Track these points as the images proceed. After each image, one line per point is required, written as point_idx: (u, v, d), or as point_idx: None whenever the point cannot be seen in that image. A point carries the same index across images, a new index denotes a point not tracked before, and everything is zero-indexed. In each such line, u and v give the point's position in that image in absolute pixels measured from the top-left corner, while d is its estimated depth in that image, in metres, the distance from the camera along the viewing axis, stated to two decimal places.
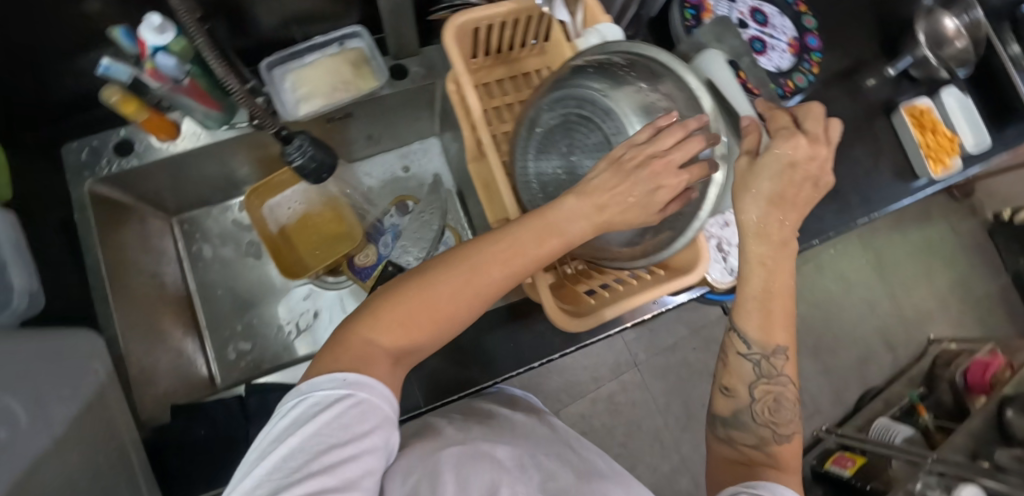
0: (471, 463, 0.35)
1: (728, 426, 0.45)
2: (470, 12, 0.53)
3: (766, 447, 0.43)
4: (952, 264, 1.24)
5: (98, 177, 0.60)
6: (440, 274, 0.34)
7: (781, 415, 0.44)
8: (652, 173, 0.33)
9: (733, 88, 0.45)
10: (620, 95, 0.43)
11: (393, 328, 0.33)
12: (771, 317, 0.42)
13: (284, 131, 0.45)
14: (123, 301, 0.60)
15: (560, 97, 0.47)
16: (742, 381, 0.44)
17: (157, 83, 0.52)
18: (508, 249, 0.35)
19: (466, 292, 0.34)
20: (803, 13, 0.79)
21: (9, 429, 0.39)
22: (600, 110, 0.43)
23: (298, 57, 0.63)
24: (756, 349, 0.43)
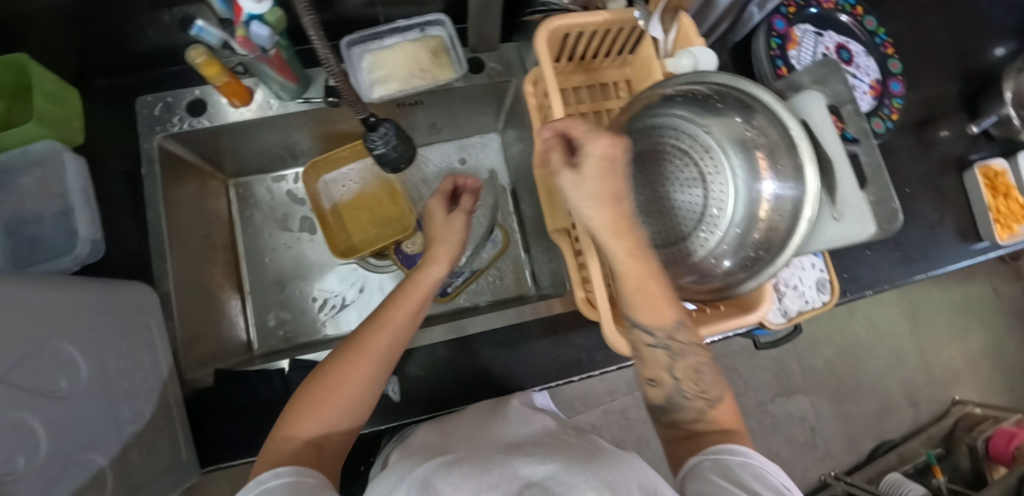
0: (451, 467, 0.31)
1: (668, 412, 0.47)
2: (569, 16, 0.53)
3: (704, 414, 0.45)
4: (988, 326, 1.21)
5: (169, 133, 0.60)
6: (336, 364, 0.45)
7: (704, 380, 0.45)
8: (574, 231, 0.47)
9: (829, 133, 0.47)
10: (724, 133, 0.50)
11: (308, 419, 0.42)
12: (647, 294, 0.41)
13: (372, 118, 0.44)
14: (177, 259, 0.61)
15: (660, 124, 0.53)
16: (662, 369, 0.45)
17: (244, 51, 0.50)
18: (388, 326, 0.47)
19: (359, 366, 0.45)
20: (890, 56, 0.77)
21: (68, 378, 0.40)
22: (701, 144, 0.51)
23: (378, 38, 0.62)
24: (660, 334, 0.43)
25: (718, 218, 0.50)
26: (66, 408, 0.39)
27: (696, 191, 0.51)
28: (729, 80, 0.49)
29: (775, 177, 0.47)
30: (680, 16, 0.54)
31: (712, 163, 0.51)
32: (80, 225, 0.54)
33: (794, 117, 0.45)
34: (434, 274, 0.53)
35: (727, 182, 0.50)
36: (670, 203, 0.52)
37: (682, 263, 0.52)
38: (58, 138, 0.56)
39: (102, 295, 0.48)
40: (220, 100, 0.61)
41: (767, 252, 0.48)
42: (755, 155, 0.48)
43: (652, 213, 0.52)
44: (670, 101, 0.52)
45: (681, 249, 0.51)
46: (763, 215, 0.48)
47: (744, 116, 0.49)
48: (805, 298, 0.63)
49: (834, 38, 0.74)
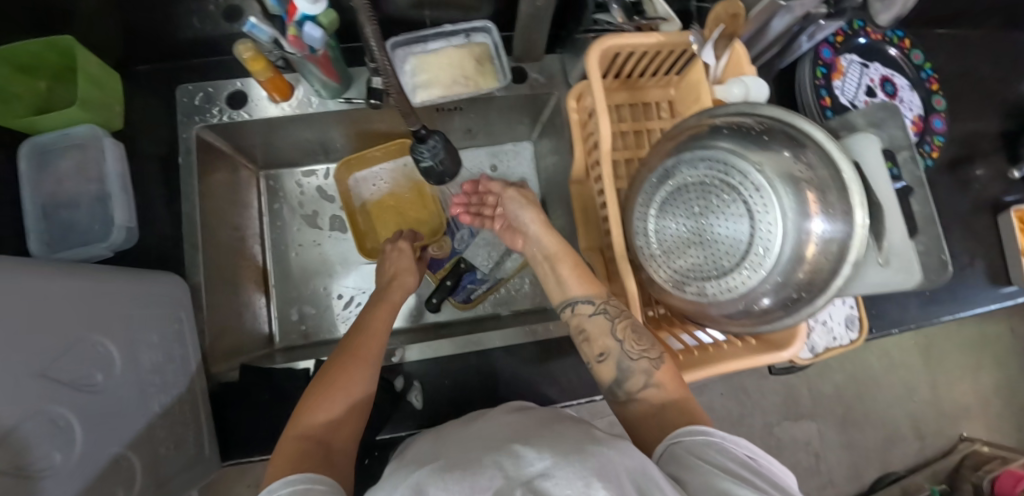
0: (444, 475, 0.31)
1: (622, 383, 0.49)
2: (621, 36, 0.52)
3: (651, 378, 0.47)
4: (1002, 365, 1.20)
5: (207, 124, 0.60)
6: (334, 369, 0.45)
7: (644, 339, 0.49)
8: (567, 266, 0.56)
9: (881, 178, 0.47)
10: (775, 171, 0.47)
11: (316, 412, 0.41)
12: (574, 271, 0.55)
13: (422, 130, 0.43)
14: (208, 250, 0.60)
15: (706, 158, 0.51)
16: (606, 336, 0.50)
17: (294, 50, 0.50)
18: (376, 335, 0.49)
19: (355, 359, 0.45)
20: (934, 92, 0.76)
21: (97, 374, 0.40)
22: (750, 181, 0.48)
23: (424, 41, 0.62)
24: (597, 301, 0.52)
25: (763, 257, 0.47)
26: (101, 403, 0.39)
27: (742, 226, 0.48)
28: (785, 114, 0.49)
29: (824, 217, 0.46)
30: (735, 43, 0.53)
31: (762, 200, 0.47)
32: (116, 212, 0.54)
33: (847, 158, 0.45)
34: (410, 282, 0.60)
35: (776, 222, 0.46)
36: (711, 237, 0.49)
37: (718, 300, 0.50)
38: (97, 123, 0.55)
39: (138, 287, 0.48)
40: (261, 93, 0.61)
41: (809, 294, 0.47)
42: (806, 195, 0.46)
43: (690, 248, 0.51)
44: (718, 133, 0.52)
45: (717, 287, 0.49)
46: (809, 257, 0.46)
47: (794, 151, 0.48)
48: (833, 334, 0.63)
49: (879, 69, 0.74)
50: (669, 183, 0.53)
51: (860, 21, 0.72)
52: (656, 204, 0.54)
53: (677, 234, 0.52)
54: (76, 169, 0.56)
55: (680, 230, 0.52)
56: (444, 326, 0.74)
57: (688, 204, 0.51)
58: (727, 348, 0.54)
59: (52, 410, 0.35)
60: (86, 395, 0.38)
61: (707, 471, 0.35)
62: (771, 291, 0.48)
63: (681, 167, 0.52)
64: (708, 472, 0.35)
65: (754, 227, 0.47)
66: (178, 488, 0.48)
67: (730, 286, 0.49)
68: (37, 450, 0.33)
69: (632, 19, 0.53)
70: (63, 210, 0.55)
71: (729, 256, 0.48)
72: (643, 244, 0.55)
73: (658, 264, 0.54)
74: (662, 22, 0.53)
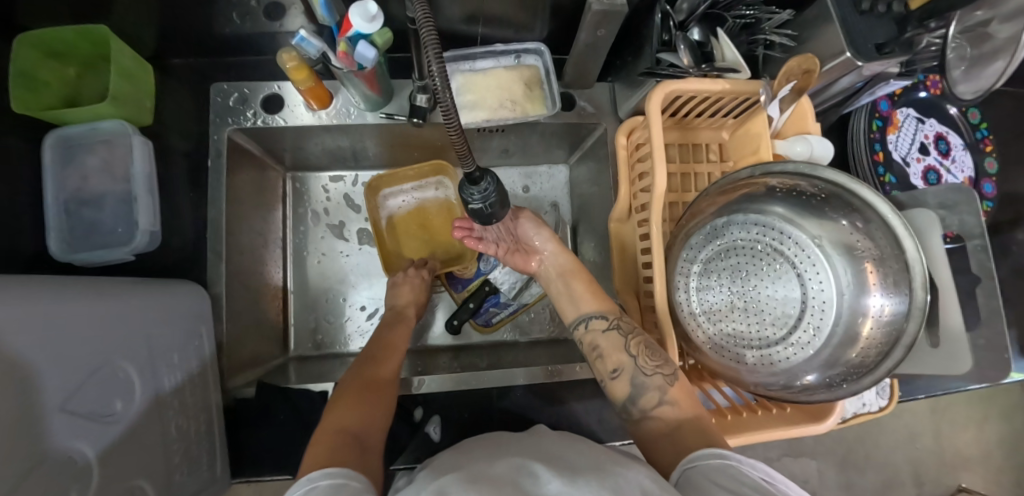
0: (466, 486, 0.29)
1: (636, 400, 0.46)
2: (685, 81, 0.49)
3: (665, 395, 0.45)
4: (1008, 418, 1.19)
5: (240, 127, 0.57)
6: (356, 378, 0.48)
7: (657, 355, 0.47)
8: (587, 292, 0.55)
9: (938, 256, 0.45)
10: (832, 245, 0.46)
11: (346, 415, 0.42)
12: (588, 290, 0.55)
13: (476, 173, 0.40)
14: (233, 258, 0.59)
15: (758, 221, 0.49)
16: (619, 352, 0.48)
17: (343, 66, 0.48)
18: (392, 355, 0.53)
19: (374, 376, 0.48)
20: (987, 154, 0.73)
21: (114, 402, 0.38)
22: (804, 254, 0.47)
23: (472, 59, 0.59)
24: (611, 317, 0.52)
25: (813, 332, 0.46)
26: (118, 432, 0.38)
27: (790, 297, 0.47)
28: (848, 181, 0.43)
29: (880, 295, 0.44)
30: (802, 98, 0.51)
31: (818, 276, 0.46)
32: (141, 216, 0.52)
33: (914, 237, 0.41)
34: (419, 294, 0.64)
35: (831, 298, 0.46)
36: (758, 303, 0.48)
37: (760, 369, 0.47)
38: (126, 118, 0.52)
39: (160, 302, 0.46)
40: (298, 99, 0.59)
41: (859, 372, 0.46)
42: (864, 271, 0.45)
43: (734, 312, 0.48)
44: (772, 195, 0.48)
45: (759, 354, 0.47)
46: (860, 336, 0.45)
47: (854, 224, 0.45)
48: (862, 401, 0.61)
49: (934, 126, 0.72)
50: (716, 242, 0.50)
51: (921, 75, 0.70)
52: (700, 260, 0.51)
53: (723, 294, 0.49)
54: (102, 166, 0.53)
55: (726, 291, 0.49)
56: (461, 350, 0.71)
57: (736, 266, 0.49)
58: (758, 415, 0.52)
59: (71, 446, 0.33)
60: (105, 427, 0.36)
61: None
62: (819, 364, 0.46)
63: (730, 228, 0.49)
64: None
65: (806, 297, 0.47)
66: None
67: (773, 357, 0.47)
68: (54, 490, 0.31)
69: (699, 65, 0.50)
70: (86, 207, 0.53)
71: (775, 325, 0.47)
72: (684, 302, 0.51)
73: (697, 324, 0.50)
74: (729, 71, 0.50)
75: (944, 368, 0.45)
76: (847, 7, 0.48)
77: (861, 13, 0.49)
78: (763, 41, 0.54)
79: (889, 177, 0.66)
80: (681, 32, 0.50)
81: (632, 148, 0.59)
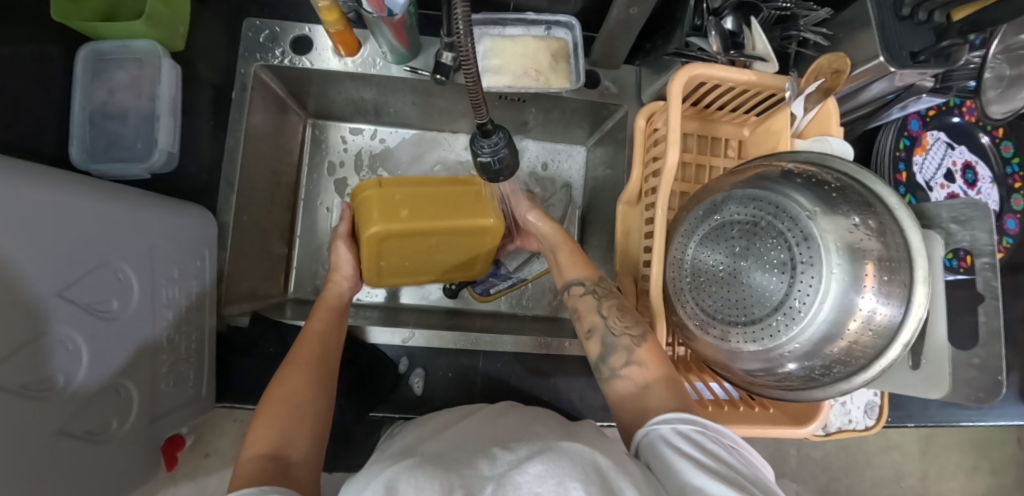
0: (419, 470, 0.29)
1: (606, 359, 0.47)
2: (712, 66, 0.48)
3: (633, 355, 0.45)
4: (1000, 474, 1.10)
5: (267, 64, 0.58)
6: (275, 384, 0.43)
7: (627, 318, 0.47)
8: (567, 261, 0.55)
9: (938, 265, 0.44)
10: (833, 226, 0.40)
11: (264, 431, 0.39)
12: (572, 258, 0.56)
13: (489, 126, 0.39)
14: (246, 191, 0.60)
15: (757, 197, 0.44)
16: (593, 313, 0.49)
17: (371, 10, 0.48)
18: (313, 337, 0.49)
19: (301, 368, 0.44)
20: (1015, 191, 0.71)
21: (108, 303, 0.39)
22: (800, 233, 0.40)
23: (502, 25, 0.59)
24: (588, 282, 0.52)
25: (799, 312, 0.39)
26: (112, 329, 0.39)
27: (778, 276, 0.41)
28: (857, 173, 0.44)
29: (880, 290, 0.39)
30: (828, 99, 0.50)
31: (809, 253, 0.40)
32: (161, 135, 0.53)
33: (917, 230, 0.41)
34: (343, 254, 0.59)
35: (820, 282, 0.39)
36: (744, 284, 0.42)
37: (744, 352, 0.43)
38: (158, 40, 0.53)
39: (166, 220, 0.47)
40: (327, 44, 0.60)
41: (842, 368, 0.41)
42: (862, 262, 0.39)
43: (721, 287, 0.44)
44: (787, 179, 0.44)
45: (742, 335, 0.43)
46: (851, 330, 0.40)
47: (862, 215, 0.41)
48: (849, 417, 0.62)
49: (963, 153, 0.70)
50: (714, 218, 0.46)
51: (957, 100, 0.69)
52: (695, 236, 0.47)
53: (713, 270, 0.45)
54: (130, 83, 0.55)
55: (716, 267, 0.45)
56: (456, 314, 0.73)
57: (728, 243, 0.44)
58: (741, 410, 0.52)
59: (64, 334, 0.34)
60: (91, 326, 0.37)
61: (680, 464, 0.32)
62: (801, 355, 0.41)
63: (728, 203, 0.45)
64: (681, 465, 0.32)
65: (792, 284, 0.40)
66: (164, 424, 0.48)
67: (754, 337, 0.42)
68: (39, 370, 0.32)
69: (727, 51, 0.50)
70: (110, 120, 0.54)
71: (760, 305, 0.41)
72: (675, 277, 0.49)
73: (685, 299, 0.48)
74: (758, 60, 0.50)
75: (919, 391, 0.45)
76: (887, 12, 0.47)
77: (901, 19, 0.47)
78: (797, 38, 0.53)
79: (909, 197, 0.65)
80: (714, 18, 0.49)
81: (649, 132, 0.59)
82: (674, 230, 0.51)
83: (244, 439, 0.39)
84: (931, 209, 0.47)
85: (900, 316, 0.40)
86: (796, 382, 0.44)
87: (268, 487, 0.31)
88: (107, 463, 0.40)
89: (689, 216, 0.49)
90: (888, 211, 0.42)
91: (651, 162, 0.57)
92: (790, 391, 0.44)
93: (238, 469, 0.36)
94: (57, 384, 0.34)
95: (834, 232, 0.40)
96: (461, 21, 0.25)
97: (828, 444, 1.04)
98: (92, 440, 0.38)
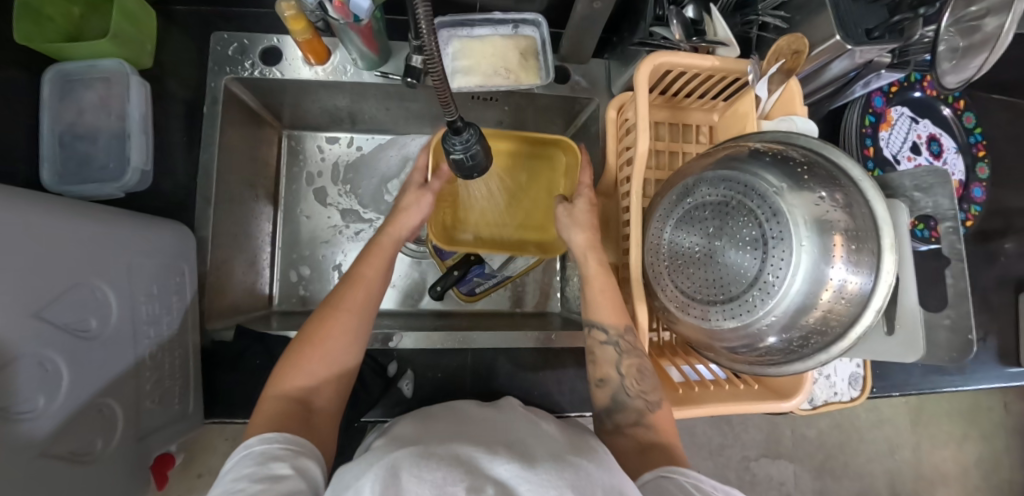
0: (423, 457, 0.28)
1: (613, 414, 0.48)
2: (675, 54, 0.49)
3: (644, 417, 0.46)
4: (989, 439, 1.12)
5: (238, 76, 0.58)
6: (310, 328, 0.43)
7: (646, 381, 0.47)
8: (599, 290, 0.50)
9: (905, 232, 0.45)
10: (800, 202, 0.41)
11: (290, 378, 0.40)
12: (605, 295, 0.50)
13: (459, 123, 0.40)
14: (224, 204, 0.59)
15: (727, 177, 0.45)
16: (609, 366, 0.49)
17: (337, 17, 0.48)
18: (361, 284, 0.47)
19: (338, 319, 0.44)
20: (980, 159, 0.74)
21: (90, 321, 0.39)
22: (768, 209, 0.41)
23: (470, 26, 0.59)
24: (612, 332, 0.49)
25: (773, 286, 0.40)
26: (94, 348, 0.39)
27: (751, 253, 0.41)
28: (820, 147, 0.45)
29: (848, 262, 0.40)
30: (790, 80, 0.51)
31: (779, 228, 0.41)
32: (134, 153, 0.53)
33: (883, 200, 0.42)
34: (410, 221, 0.53)
35: (790, 257, 0.39)
36: (720, 263, 0.43)
37: (725, 330, 0.44)
38: (125, 59, 0.53)
39: (145, 237, 0.47)
40: (297, 53, 0.60)
41: (819, 337, 0.42)
42: (830, 236, 0.40)
43: (698, 267, 0.45)
44: (755, 158, 0.45)
45: (721, 313, 0.43)
46: (824, 300, 0.40)
47: (829, 190, 0.42)
48: (834, 389, 0.63)
49: (928, 127, 0.72)
50: (687, 200, 0.47)
51: (918, 75, 0.71)
52: (670, 220, 0.48)
53: (690, 251, 0.46)
54: (99, 103, 0.54)
55: (692, 248, 0.46)
56: (444, 316, 0.73)
57: (703, 223, 0.45)
58: (726, 388, 0.53)
59: (46, 354, 0.34)
60: (73, 345, 0.37)
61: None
62: (778, 328, 0.42)
63: (701, 185, 0.46)
64: None
65: (764, 259, 0.41)
66: (152, 443, 0.47)
67: (732, 313, 0.43)
68: (22, 392, 0.32)
69: (690, 39, 0.51)
70: (80, 141, 0.54)
71: (736, 282, 0.42)
72: (654, 261, 0.50)
73: (664, 282, 0.48)
74: (720, 46, 0.51)
75: (894, 356, 0.46)
76: None
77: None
78: (757, 23, 0.55)
79: (878, 172, 0.66)
80: (674, 7, 0.51)
81: (620, 122, 0.60)
82: (650, 214, 0.52)
83: (273, 373, 0.41)
84: (895, 179, 0.49)
85: (870, 284, 0.41)
86: (776, 356, 0.44)
87: (292, 438, 0.35)
88: (95, 485, 0.40)
89: (664, 200, 0.50)
90: (856, 184, 0.43)
91: (624, 151, 0.58)
92: (769, 367, 0.46)
93: (261, 404, 0.39)
94: (36, 406, 0.33)
95: (802, 206, 0.40)
96: (423, 22, 0.25)
97: (821, 422, 1.05)
98: (77, 461, 0.37)
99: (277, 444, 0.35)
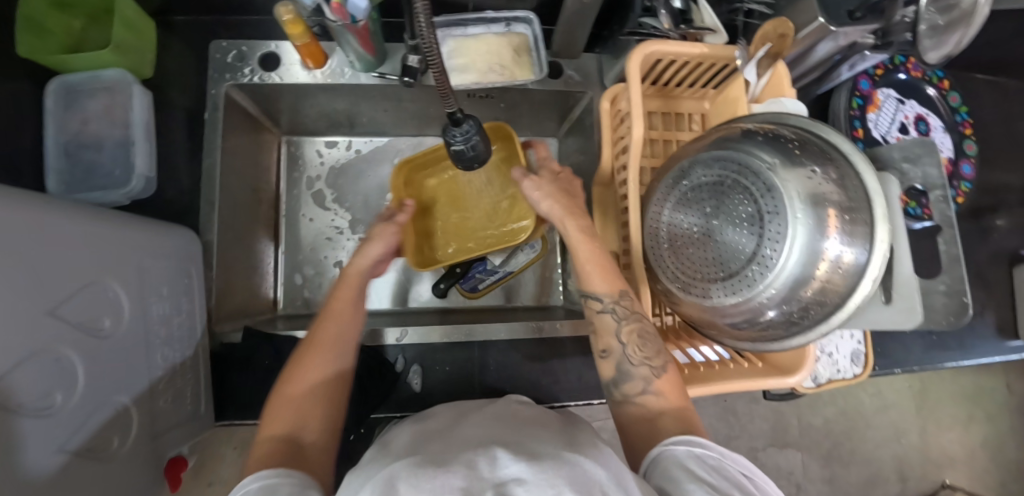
0: (418, 468, 0.27)
1: (619, 384, 0.46)
2: (664, 42, 0.51)
3: (651, 385, 0.44)
4: (994, 420, 1.13)
5: (238, 83, 0.59)
6: (292, 368, 0.42)
7: (648, 347, 0.46)
8: (591, 261, 0.50)
9: (896, 205, 0.46)
10: (795, 178, 0.42)
11: (282, 418, 0.39)
12: (598, 263, 0.50)
13: (458, 113, 0.41)
14: (228, 208, 0.60)
15: (721, 157, 0.46)
16: (611, 336, 0.48)
17: (335, 18, 0.49)
18: (332, 317, 0.46)
19: (317, 353, 0.43)
20: (967, 137, 0.75)
21: (104, 321, 0.40)
22: (762, 185, 0.42)
23: (464, 25, 0.61)
24: (608, 300, 0.48)
25: (771, 260, 0.41)
26: (107, 347, 0.40)
27: (747, 230, 0.42)
28: (813, 126, 0.46)
29: (841, 236, 0.41)
30: (777, 63, 0.52)
31: (773, 203, 0.42)
32: (138, 160, 0.54)
33: (873, 172, 0.43)
34: (377, 250, 0.53)
35: (786, 232, 0.40)
36: (718, 242, 0.44)
37: (726, 306, 0.44)
38: (126, 68, 0.54)
39: (155, 239, 0.48)
40: (294, 58, 0.61)
41: (819, 308, 0.43)
42: (825, 211, 0.41)
43: (697, 246, 0.46)
44: (749, 138, 0.46)
45: (722, 289, 0.44)
46: (821, 272, 0.41)
47: (822, 166, 0.43)
48: (837, 367, 0.63)
49: (915, 107, 0.74)
50: (683, 183, 0.48)
51: (902, 57, 0.72)
52: (668, 202, 0.49)
53: (688, 231, 0.47)
54: (102, 112, 0.55)
55: (691, 228, 0.47)
56: (447, 312, 0.73)
57: (701, 203, 0.46)
58: (730, 368, 0.55)
59: (63, 351, 0.35)
60: (88, 344, 0.38)
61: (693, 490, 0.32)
62: (777, 302, 0.43)
63: (695, 166, 0.48)
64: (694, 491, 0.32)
65: (761, 234, 0.42)
66: (165, 442, 0.48)
67: (733, 289, 0.43)
68: (40, 387, 0.33)
69: (677, 27, 0.53)
70: (85, 150, 0.55)
71: (734, 258, 0.43)
72: (654, 242, 0.51)
73: (664, 262, 0.50)
74: (708, 33, 0.53)
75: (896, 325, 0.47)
76: None
77: None
78: (742, 10, 0.57)
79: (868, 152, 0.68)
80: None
81: (614, 114, 0.61)
82: (647, 199, 0.53)
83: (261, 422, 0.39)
84: None
85: (863, 256, 0.42)
86: (776, 329, 0.45)
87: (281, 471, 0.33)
88: (112, 482, 0.40)
89: (661, 183, 0.51)
90: (848, 160, 0.44)
91: (619, 141, 0.59)
92: (767, 343, 0.47)
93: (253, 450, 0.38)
94: (53, 402, 0.34)
95: (796, 182, 0.41)
96: (421, 16, 0.26)
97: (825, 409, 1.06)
98: (93, 458, 0.38)
99: (268, 481, 0.32)
